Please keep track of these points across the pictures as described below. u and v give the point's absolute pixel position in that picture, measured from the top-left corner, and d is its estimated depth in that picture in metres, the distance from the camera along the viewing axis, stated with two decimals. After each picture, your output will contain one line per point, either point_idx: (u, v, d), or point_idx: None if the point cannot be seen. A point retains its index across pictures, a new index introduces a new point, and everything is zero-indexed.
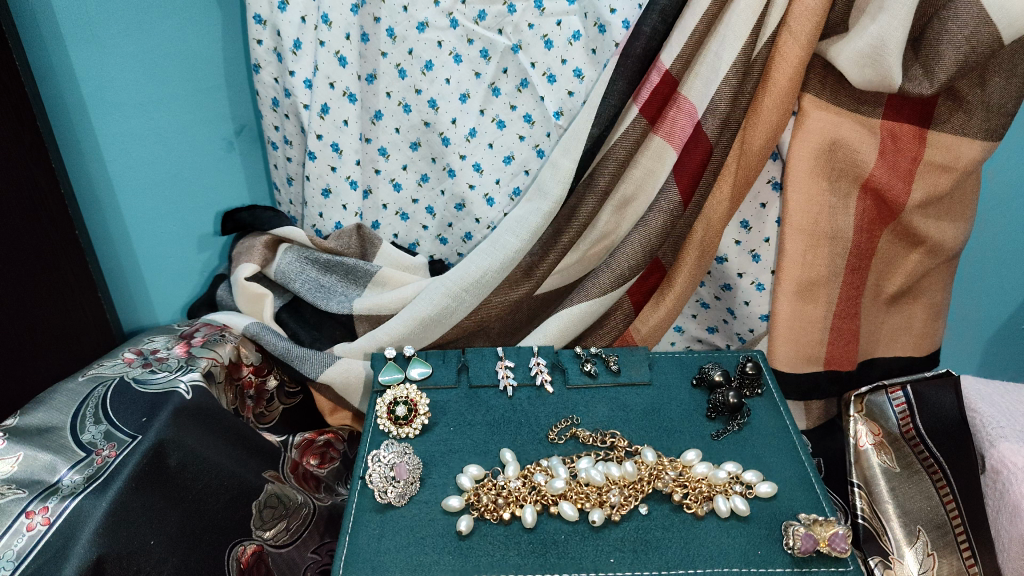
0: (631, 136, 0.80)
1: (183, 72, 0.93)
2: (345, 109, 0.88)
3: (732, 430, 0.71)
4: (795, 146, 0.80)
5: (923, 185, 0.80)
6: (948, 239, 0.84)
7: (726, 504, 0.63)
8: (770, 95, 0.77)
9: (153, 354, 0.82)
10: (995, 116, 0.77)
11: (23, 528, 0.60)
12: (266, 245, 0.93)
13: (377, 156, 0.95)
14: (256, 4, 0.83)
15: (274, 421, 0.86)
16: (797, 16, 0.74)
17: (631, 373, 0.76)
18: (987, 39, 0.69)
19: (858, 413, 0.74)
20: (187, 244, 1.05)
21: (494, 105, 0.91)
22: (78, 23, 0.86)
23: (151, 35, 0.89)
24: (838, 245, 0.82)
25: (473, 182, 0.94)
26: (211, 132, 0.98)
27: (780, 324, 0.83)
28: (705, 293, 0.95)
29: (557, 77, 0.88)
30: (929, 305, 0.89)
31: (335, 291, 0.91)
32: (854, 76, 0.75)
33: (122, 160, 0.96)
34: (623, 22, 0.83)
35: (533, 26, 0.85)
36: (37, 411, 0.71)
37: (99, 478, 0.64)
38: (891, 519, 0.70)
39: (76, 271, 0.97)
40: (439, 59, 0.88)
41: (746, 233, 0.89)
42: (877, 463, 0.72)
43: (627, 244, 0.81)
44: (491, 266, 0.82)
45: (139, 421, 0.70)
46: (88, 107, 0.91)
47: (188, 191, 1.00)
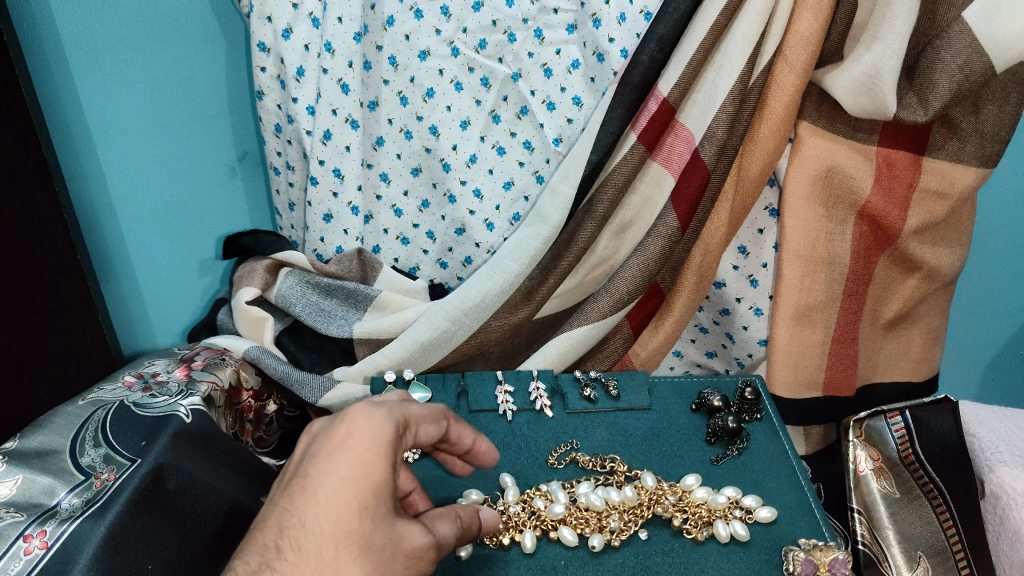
0: (630, 162, 0.81)
1: (189, 98, 0.94)
2: (347, 136, 0.89)
3: (731, 455, 0.70)
4: (792, 172, 0.81)
5: (919, 212, 0.81)
6: (945, 264, 0.84)
7: (725, 529, 0.62)
8: (767, 123, 0.78)
9: (153, 378, 0.82)
10: (989, 144, 0.77)
11: (20, 552, 0.59)
12: (266, 269, 0.93)
13: (378, 182, 0.95)
14: (260, 32, 0.85)
15: (272, 445, 0.89)
16: (793, 44, 0.76)
17: (631, 398, 0.76)
18: (980, 68, 0.70)
19: (858, 438, 0.73)
20: (188, 267, 1.07)
21: (494, 132, 0.92)
22: (85, 50, 0.88)
23: (157, 63, 0.91)
24: (836, 270, 0.82)
25: (473, 208, 0.95)
26: (214, 158, 0.99)
27: (779, 351, 0.83)
28: (704, 318, 0.95)
29: (557, 105, 0.89)
30: (927, 330, 0.89)
31: (335, 315, 0.91)
32: (849, 103, 0.77)
33: (126, 184, 0.98)
34: (621, 51, 0.84)
35: (533, 55, 0.87)
36: (36, 434, 0.71)
37: (99, 501, 0.64)
38: (891, 545, 0.70)
39: (77, 294, 0.98)
40: (440, 87, 0.90)
41: (743, 258, 0.90)
42: (877, 489, 0.72)
43: (626, 268, 0.82)
44: (491, 290, 0.82)
45: (139, 445, 0.71)
46: (94, 134, 0.93)
47: (192, 215, 1.02)
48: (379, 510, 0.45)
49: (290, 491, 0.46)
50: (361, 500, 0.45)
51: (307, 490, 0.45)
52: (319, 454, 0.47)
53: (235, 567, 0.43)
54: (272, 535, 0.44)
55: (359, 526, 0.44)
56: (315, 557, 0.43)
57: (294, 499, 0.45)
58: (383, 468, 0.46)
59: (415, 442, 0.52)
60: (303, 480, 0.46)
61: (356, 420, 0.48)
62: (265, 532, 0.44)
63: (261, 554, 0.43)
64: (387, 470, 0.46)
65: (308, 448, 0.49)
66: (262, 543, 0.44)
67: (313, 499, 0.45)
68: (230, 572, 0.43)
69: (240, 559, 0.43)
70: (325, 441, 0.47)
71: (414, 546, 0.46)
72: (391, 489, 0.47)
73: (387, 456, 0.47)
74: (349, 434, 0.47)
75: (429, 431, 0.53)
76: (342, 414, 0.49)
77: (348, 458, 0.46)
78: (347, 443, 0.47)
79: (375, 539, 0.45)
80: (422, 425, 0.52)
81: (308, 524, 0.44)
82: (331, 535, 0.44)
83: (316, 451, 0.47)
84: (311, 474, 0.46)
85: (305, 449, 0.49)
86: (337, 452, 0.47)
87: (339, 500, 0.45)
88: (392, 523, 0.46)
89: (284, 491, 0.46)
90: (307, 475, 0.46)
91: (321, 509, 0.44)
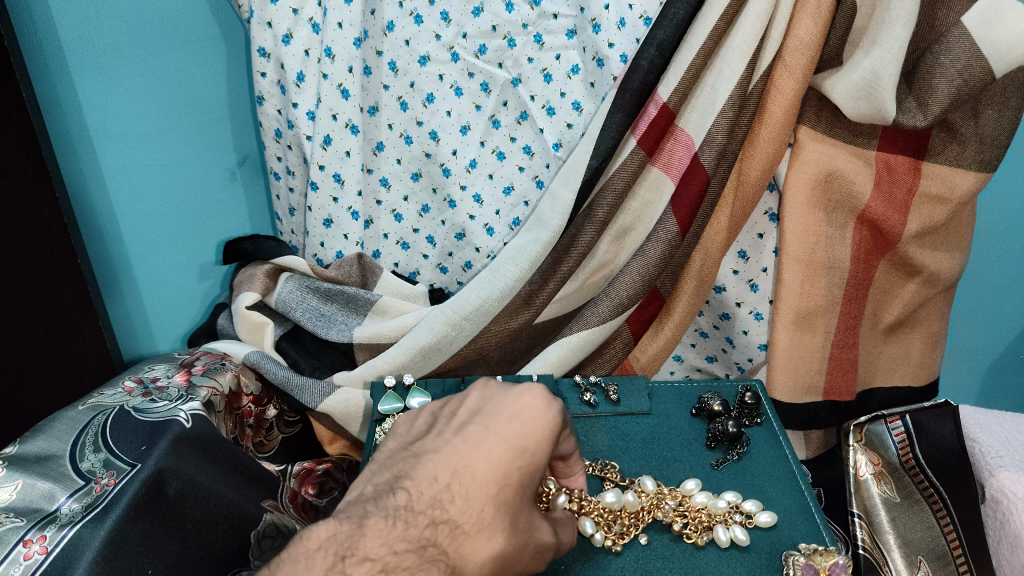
0: (629, 167, 0.81)
1: (189, 103, 0.95)
2: (347, 141, 0.89)
3: (732, 459, 0.70)
4: (791, 177, 0.81)
5: (919, 216, 0.81)
6: (945, 268, 0.84)
7: (725, 533, 0.62)
8: (766, 127, 0.78)
9: (153, 383, 0.82)
10: (988, 148, 0.77)
11: (20, 557, 0.60)
12: (267, 275, 0.94)
13: (378, 187, 0.95)
14: (261, 37, 0.85)
15: (273, 450, 0.86)
16: (792, 49, 0.76)
17: (631, 402, 0.75)
18: (979, 72, 0.70)
19: (858, 443, 0.73)
20: (188, 272, 1.07)
21: (494, 137, 0.92)
22: (86, 56, 0.88)
23: (159, 67, 0.91)
24: (836, 275, 0.82)
25: (473, 212, 0.95)
26: (214, 163, 1.00)
27: (779, 355, 0.83)
28: (704, 322, 0.95)
29: (557, 110, 0.89)
30: (928, 334, 0.89)
31: (335, 319, 0.91)
32: (848, 108, 0.77)
33: (126, 189, 0.98)
34: (621, 56, 0.84)
35: (533, 60, 0.88)
36: (36, 439, 0.72)
37: (99, 506, 0.64)
38: (891, 549, 0.69)
39: (77, 299, 0.98)
40: (440, 92, 0.90)
41: (743, 263, 0.90)
42: (877, 493, 0.71)
43: (626, 272, 0.82)
44: (491, 295, 0.82)
45: (139, 450, 0.70)
46: (94, 139, 0.94)
47: (192, 220, 1.03)
48: (529, 494, 0.48)
49: (466, 438, 0.50)
50: (522, 475, 0.48)
51: (480, 445, 0.49)
52: (499, 416, 0.50)
53: (405, 488, 0.48)
54: (444, 476, 0.48)
55: (515, 497, 0.48)
56: (475, 513, 0.46)
57: (468, 448, 0.49)
58: (548, 452, 0.49)
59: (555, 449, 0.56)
60: (481, 436, 0.49)
61: (535, 399, 0.51)
62: (439, 467, 0.48)
63: (433, 488, 0.48)
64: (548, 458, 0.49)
65: (483, 406, 0.52)
66: (433, 476, 0.48)
67: (484, 456, 0.48)
68: (404, 486, 0.48)
69: (412, 482, 0.48)
70: (503, 408, 0.51)
71: (544, 541, 0.49)
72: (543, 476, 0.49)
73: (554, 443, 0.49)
74: (528, 408, 0.50)
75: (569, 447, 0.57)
76: (521, 386, 0.52)
77: (524, 429, 0.49)
78: (526, 416, 0.50)
79: (519, 517, 0.48)
80: (569, 438, 0.56)
81: (478, 476, 0.47)
82: (491, 495, 0.47)
83: (496, 410, 0.51)
84: (488, 432, 0.49)
85: (481, 404, 0.53)
86: (513, 420, 0.50)
87: (506, 465, 0.48)
88: (533, 513, 0.49)
89: (460, 434, 0.50)
90: (484, 431, 0.49)
91: (490, 467, 0.48)
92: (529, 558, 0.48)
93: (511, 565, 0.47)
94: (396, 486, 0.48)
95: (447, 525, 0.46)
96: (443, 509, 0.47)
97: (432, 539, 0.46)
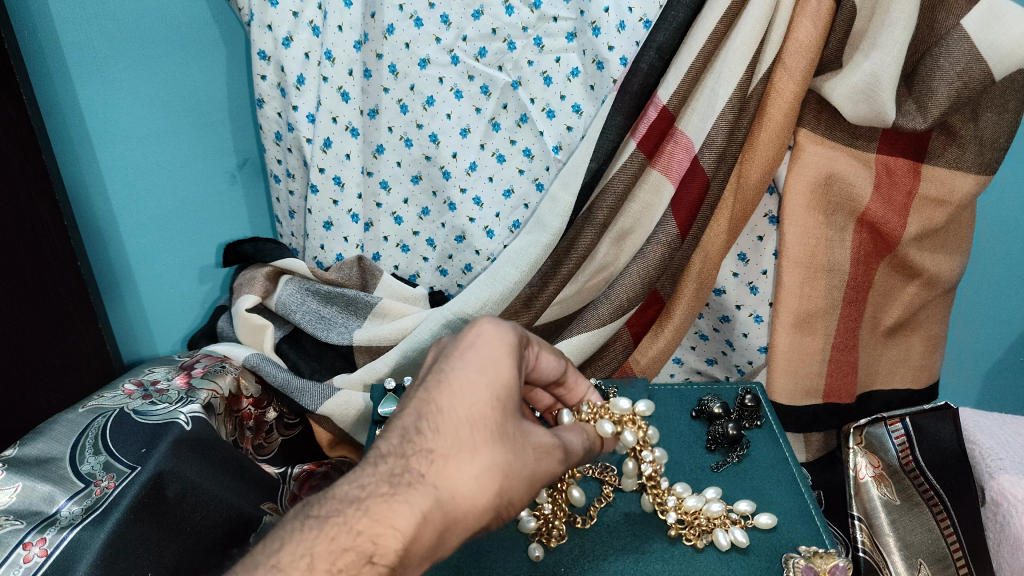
0: (629, 169, 0.81)
1: (189, 106, 0.95)
2: (347, 143, 0.89)
3: (732, 462, 0.70)
4: (791, 180, 0.81)
5: (919, 219, 0.81)
6: (944, 271, 0.84)
7: (725, 537, 0.62)
8: (766, 130, 0.78)
9: (153, 385, 0.82)
10: (988, 151, 0.77)
11: (19, 560, 0.59)
12: (266, 277, 0.93)
13: (378, 190, 0.96)
14: (261, 40, 0.86)
15: (273, 453, 0.87)
16: (792, 52, 0.76)
17: (630, 405, 0.75)
18: (979, 75, 0.70)
19: (858, 445, 0.72)
20: (188, 275, 1.07)
21: (494, 140, 0.92)
22: (87, 60, 0.89)
23: (159, 70, 0.91)
24: (836, 277, 0.82)
25: (473, 215, 0.95)
26: (214, 165, 1.00)
27: (779, 357, 0.83)
28: (704, 325, 0.95)
29: (557, 113, 0.89)
30: (928, 337, 0.89)
31: (335, 322, 0.91)
32: (848, 110, 0.77)
33: (125, 191, 0.98)
34: (621, 58, 0.84)
35: (533, 63, 0.88)
36: (36, 441, 0.72)
37: (99, 509, 0.64)
38: (891, 552, 0.69)
39: (77, 301, 0.98)
40: (440, 95, 0.91)
41: (743, 265, 0.90)
42: (877, 496, 0.71)
43: (626, 275, 0.82)
44: (491, 297, 0.82)
45: (139, 452, 0.70)
46: (94, 141, 0.94)
47: (192, 222, 1.03)
48: (509, 406, 0.47)
49: (429, 384, 0.48)
50: (493, 389, 0.47)
51: (442, 382, 0.48)
52: (453, 354, 0.50)
53: (375, 445, 0.46)
54: (411, 420, 0.47)
55: (497, 416, 0.46)
56: (450, 437, 0.45)
57: (433, 390, 0.48)
58: (511, 366, 0.49)
59: (534, 365, 0.58)
60: (441, 376, 0.48)
61: (485, 328, 0.51)
62: (406, 418, 0.47)
63: (400, 434, 0.46)
64: (515, 369, 0.49)
65: (439, 354, 0.52)
66: (404, 425, 0.46)
67: (449, 388, 0.47)
68: (375, 447, 0.46)
69: (382, 439, 0.47)
70: (457, 346, 0.51)
71: (541, 442, 0.48)
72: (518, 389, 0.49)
73: (514, 355, 0.50)
74: (479, 336, 0.51)
75: (548, 363, 0.59)
76: (470, 327, 0.52)
77: (481, 353, 0.49)
78: (480, 343, 0.50)
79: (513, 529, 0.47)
80: (545, 352, 0.58)
81: (445, 408, 0.46)
82: (465, 419, 0.46)
83: (450, 351, 0.50)
84: (446, 369, 0.49)
85: (435, 359, 0.52)
86: (468, 351, 0.50)
87: (474, 388, 0.47)
88: (522, 423, 0.48)
89: (421, 387, 0.49)
90: (443, 370, 0.49)
91: (456, 396, 0.47)
92: (533, 461, 0.47)
93: (514, 495, 0.46)
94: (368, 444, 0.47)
95: (421, 454, 0.45)
96: (414, 443, 0.46)
97: (407, 467, 0.44)
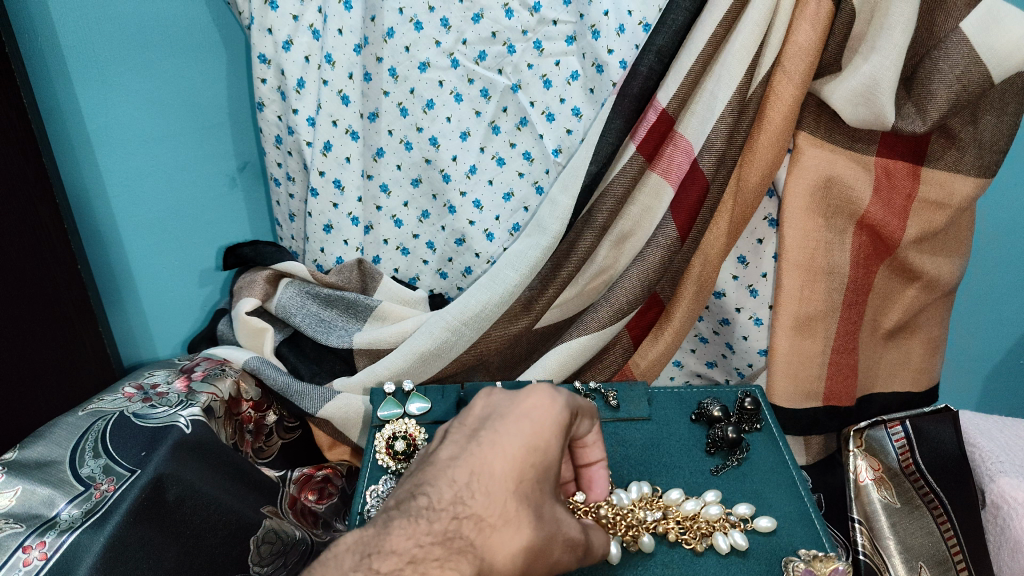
0: (629, 172, 0.81)
1: (190, 110, 0.95)
2: (347, 147, 0.89)
3: (731, 465, 0.70)
4: (790, 181, 0.81)
5: (918, 221, 0.81)
6: (944, 274, 0.84)
7: (725, 540, 0.62)
8: (766, 133, 0.78)
9: (153, 389, 0.82)
10: (987, 153, 0.78)
11: (19, 563, 0.59)
12: (266, 280, 0.94)
13: (378, 193, 0.96)
14: (261, 44, 0.86)
15: (273, 456, 0.86)
16: (791, 56, 0.76)
17: (630, 408, 0.75)
18: (978, 78, 0.70)
19: (858, 449, 0.72)
20: (188, 278, 1.07)
21: (494, 143, 0.92)
22: (89, 64, 0.89)
23: (159, 74, 0.92)
24: (836, 280, 0.82)
25: (473, 218, 0.95)
26: (214, 169, 1.00)
27: (779, 360, 0.83)
28: (704, 327, 0.96)
29: (556, 116, 0.89)
30: (928, 339, 0.89)
31: (335, 325, 0.91)
32: (848, 114, 0.77)
33: (126, 195, 0.98)
34: (621, 62, 0.84)
35: (533, 66, 0.88)
36: (36, 445, 0.72)
37: (98, 512, 0.64)
38: (891, 555, 0.69)
39: (77, 304, 0.98)
40: (440, 98, 0.91)
41: (743, 268, 0.90)
42: (877, 499, 0.71)
43: (625, 278, 0.82)
44: (491, 300, 0.82)
45: (139, 455, 0.70)
46: (95, 145, 0.94)
47: (192, 226, 1.03)
48: (545, 488, 0.49)
49: (478, 442, 0.49)
50: (537, 471, 0.48)
51: (495, 446, 0.48)
52: (509, 417, 0.50)
53: (427, 493, 0.47)
54: (462, 476, 0.47)
55: (530, 478, 0.48)
56: (498, 507, 0.46)
57: (485, 450, 0.48)
58: (559, 444, 0.50)
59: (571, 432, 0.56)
60: (493, 437, 0.49)
61: (540, 397, 0.51)
62: (458, 469, 0.48)
63: (452, 488, 0.47)
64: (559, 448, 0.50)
65: (491, 410, 0.52)
66: (451, 478, 0.47)
67: (501, 455, 0.48)
68: (426, 494, 0.47)
69: (433, 488, 0.47)
70: (510, 408, 0.51)
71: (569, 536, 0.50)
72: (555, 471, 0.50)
73: (564, 436, 0.50)
74: (535, 407, 0.50)
75: (586, 427, 0.56)
76: (524, 389, 0.52)
77: (536, 425, 0.49)
78: (534, 413, 0.50)
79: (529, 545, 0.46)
80: (584, 419, 0.56)
81: (496, 473, 0.47)
82: (511, 489, 0.47)
83: (504, 414, 0.51)
84: (500, 432, 0.49)
85: (485, 410, 0.52)
86: (521, 419, 0.50)
87: (522, 462, 0.48)
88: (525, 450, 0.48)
89: (470, 442, 0.49)
90: (496, 434, 0.49)
91: (508, 466, 0.47)
92: (552, 528, 0.48)
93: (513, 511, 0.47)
94: (416, 492, 0.47)
95: (472, 519, 0.46)
96: (458, 493, 0.46)
97: (458, 531, 0.45)
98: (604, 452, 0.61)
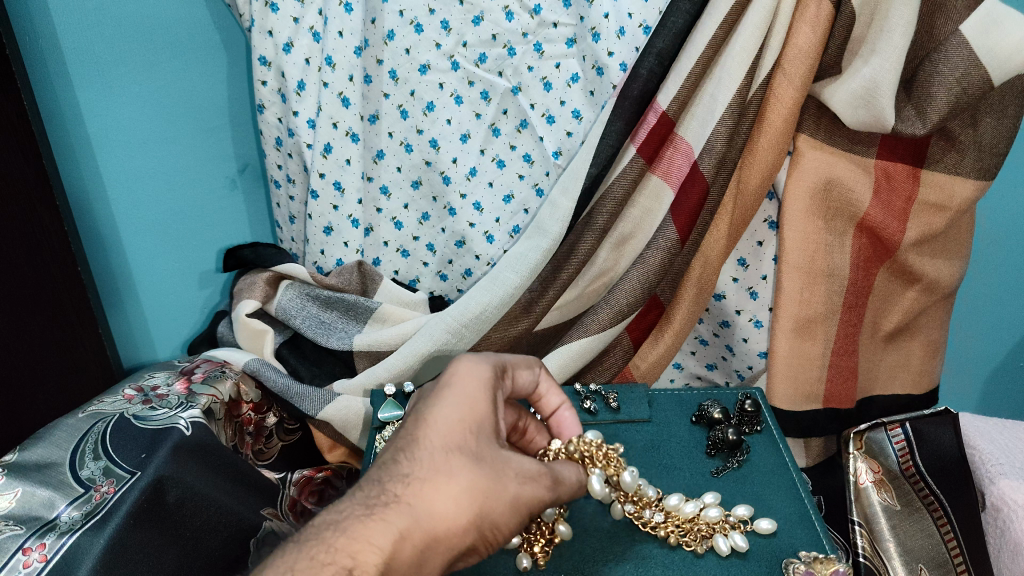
0: (629, 175, 0.81)
1: (191, 112, 0.95)
2: (347, 149, 0.89)
3: (732, 467, 0.70)
4: (790, 184, 0.81)
5: (918, 224, 0.81)
6: (944, 276, 0.84)
7: (725, 542, 0.62)
8: (766, 136, 0.79)
9: (153, 391, 0.82)
10: (986, 156, 0.77)
11: (19, 565, 0.59)
12: (267, 282, 0.94)
13: (379, 195, 0.96)
14: (261, 46, 0.86)
15: (273, 458, 0.87)
16: (791, 58, 0.76)
17: (631, 409, 0.75)
18: (978, 81, 0.71)
19: (858, 451, 0.72)
20: (188, 280, 1.07)
21: (494, 145, 0.92)
22: (89, 66, 0.89)
23: (159, 76, 0.92)
24: (836, 282, 0.82)
25: (473, 220, 0.95)
26: (215, 171, 1.00)
27: (779, 363, 0.83)
28: (704, 330, 0.96)
29: (556, 118, 0.90)
30: (927, 342, 0.90)
31: (335, 327, 0.91)
32: (848, 116, 0.77)
33: (126, 197, 0.98)
34: (621, 64, 0.84)
35: (533, 69, 0.88)
36: (36, 447, 0.71)
37: (99, 514, 0.64)
38: (891, 557, 0.69)
39: (77, 306, 0.98)
40: (440, 101, 0.91)
41: (743, 271, 0.90)
42: (877, 501, 0.70)
43: (626, 280, 0.82)
44: (491, 302, 0.83)
45: (139, 457, 0.70)
46: (96, 147, 0.94)
47: (192, 228, 1.03)
48: (482, 436, 0.50)
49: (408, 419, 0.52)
50: (466, 424, 0.50)
51: (420, 416, 0.51)
52: (430, 393, 0.53)
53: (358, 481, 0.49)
54: (390, 454, 0.50)
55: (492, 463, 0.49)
56: (426, 461, 0.48)
57: (412, 424, 0.51)
58: (483, 399, 0.52)
59: (513, 381, 0.61)
60: (418, 411, 0.52)
61: (457, 365, 0.55)
62: (390, 451, 0.50)
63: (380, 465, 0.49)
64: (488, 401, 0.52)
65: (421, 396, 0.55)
66: (386, 458, 0.50)
67: (425, 420, 0.50)
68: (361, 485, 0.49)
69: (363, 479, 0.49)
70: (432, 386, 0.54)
71: (525, 469, 0.50)
72: (492, 424, 0.52)
73: (489, 392, 0.53)
74: (453, 374, 0.54)
75: (525, 376, 0.62)
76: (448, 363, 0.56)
77: (453, 388, 0.52)
78: (452, 379, 0.53)
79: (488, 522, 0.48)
80: (519, 370, 0.61)
81: (422, 437, 0.50)
82: (438, 443, 0.49)
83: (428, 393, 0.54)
84: (424, 406, 0.52)
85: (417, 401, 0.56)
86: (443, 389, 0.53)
87: (447, 421, 0.50)
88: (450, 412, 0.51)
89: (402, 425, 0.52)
90: (420, 407, 0.52)
91: (434, 429, 0.50)
92: None
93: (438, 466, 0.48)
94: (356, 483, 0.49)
95: (397, 479, 0.48)
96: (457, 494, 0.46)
97: (383, 490, 0.47)
98: (564, 397, 0.66)
